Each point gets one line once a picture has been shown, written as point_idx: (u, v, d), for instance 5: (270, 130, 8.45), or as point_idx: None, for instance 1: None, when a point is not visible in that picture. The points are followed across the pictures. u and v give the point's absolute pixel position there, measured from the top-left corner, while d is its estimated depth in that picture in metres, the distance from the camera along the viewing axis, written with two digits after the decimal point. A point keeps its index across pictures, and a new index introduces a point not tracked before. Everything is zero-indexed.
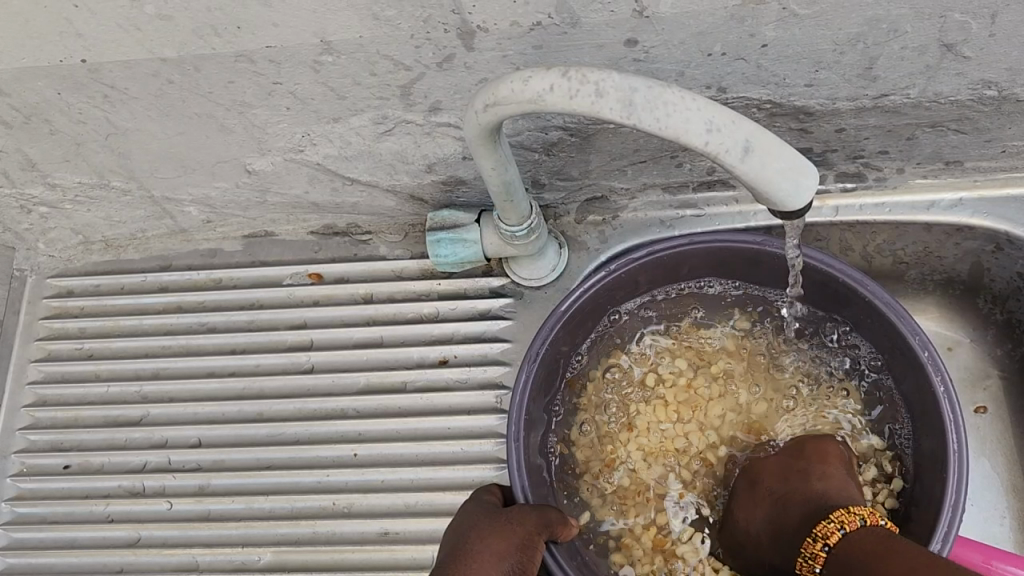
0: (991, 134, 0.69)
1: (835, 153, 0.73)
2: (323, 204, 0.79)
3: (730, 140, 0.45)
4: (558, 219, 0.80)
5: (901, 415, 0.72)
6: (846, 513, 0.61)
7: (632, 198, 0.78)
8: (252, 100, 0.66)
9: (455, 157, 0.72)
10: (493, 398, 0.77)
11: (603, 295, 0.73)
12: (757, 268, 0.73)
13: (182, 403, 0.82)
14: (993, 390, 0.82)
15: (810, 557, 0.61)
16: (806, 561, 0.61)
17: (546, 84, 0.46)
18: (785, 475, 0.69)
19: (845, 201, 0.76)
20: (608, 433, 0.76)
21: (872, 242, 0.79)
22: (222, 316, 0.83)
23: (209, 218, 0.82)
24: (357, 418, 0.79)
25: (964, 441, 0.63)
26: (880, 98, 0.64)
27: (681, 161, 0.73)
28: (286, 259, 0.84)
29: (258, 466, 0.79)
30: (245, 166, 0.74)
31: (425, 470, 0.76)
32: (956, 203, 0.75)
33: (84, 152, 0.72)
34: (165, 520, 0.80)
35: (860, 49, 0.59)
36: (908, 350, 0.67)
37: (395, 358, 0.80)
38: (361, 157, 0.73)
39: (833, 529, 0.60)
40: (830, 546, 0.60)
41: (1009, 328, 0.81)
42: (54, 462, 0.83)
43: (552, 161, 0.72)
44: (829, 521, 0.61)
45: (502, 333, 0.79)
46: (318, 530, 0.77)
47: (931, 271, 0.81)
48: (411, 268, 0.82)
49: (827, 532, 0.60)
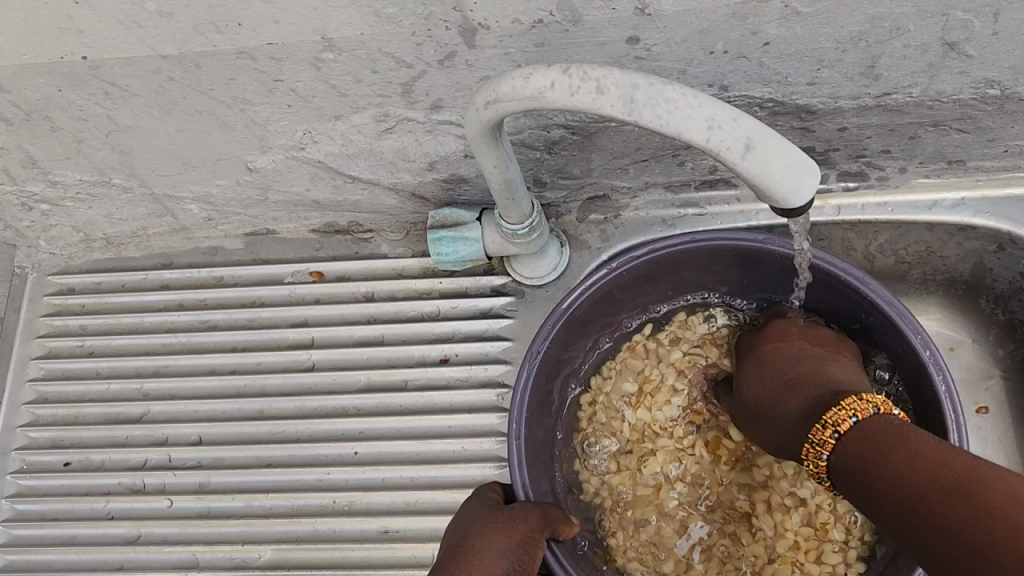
0: (994, 134, 0.69)
1: (836, 153, 0.73)
2: (323, 202, 0.79)
3: (732, 138, 0.45)
4: (559, 218, 0.80)
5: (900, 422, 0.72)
6: (858, 400, 0.59)
7: (633, 197, 0.78)
8: (253, 98, 0.66)
9: (456, 155, 0.72)
10: (494, 397, 0.77)
11: (603, 295, 0.73)
12: (759, 268, 0.73)
13: (182, 401, 0.82)
14: (995, 391, 0.82)
15: (817, 443, 0.59)
16: (812, 446, 0.59)
17: (548, 81, 0.46)
18: (792, 357, 0.67)
19: (846, 201, 0.76)
20: (609, 427, 0.77)
21: (874, 242, 0.79)
22: (223, 314, 0.83)
23: (210, 216, 0.82)
24: (357, 416, 0.79)
25: (965, 442, 0.63)
26: (882, 97, 0.64)
27: (683, 160, 0.73)
28: (287, 257, 0.84)
29: (258, 464, 0.79)
30: (246, 164, 0.74)
31: (425, 469, 0.76)
32: (959, 203, 0.75)
33: (85, 149, 0.72)
34: (165, 517, 0.80)
35: (863, 47, 0.59)
36: (909, 349, 0.67)
37: (395, 357, 0.80)
38: (362, 155, 0.72)
39: (843, 416, 0.58)
40: (839, 433, 0.57)
41: (1010, 328, 0.81)
42: (54, 460, 0.83)
43: (553, 160, 0.72)
44: (840, 408, 0.58)
45: (503, 331, 0.78)
46: (317, 528, 0.77)
47: (932, 271, 0.80)
48: (412, 266, 0.82)
49: (838, 419, 0.58)
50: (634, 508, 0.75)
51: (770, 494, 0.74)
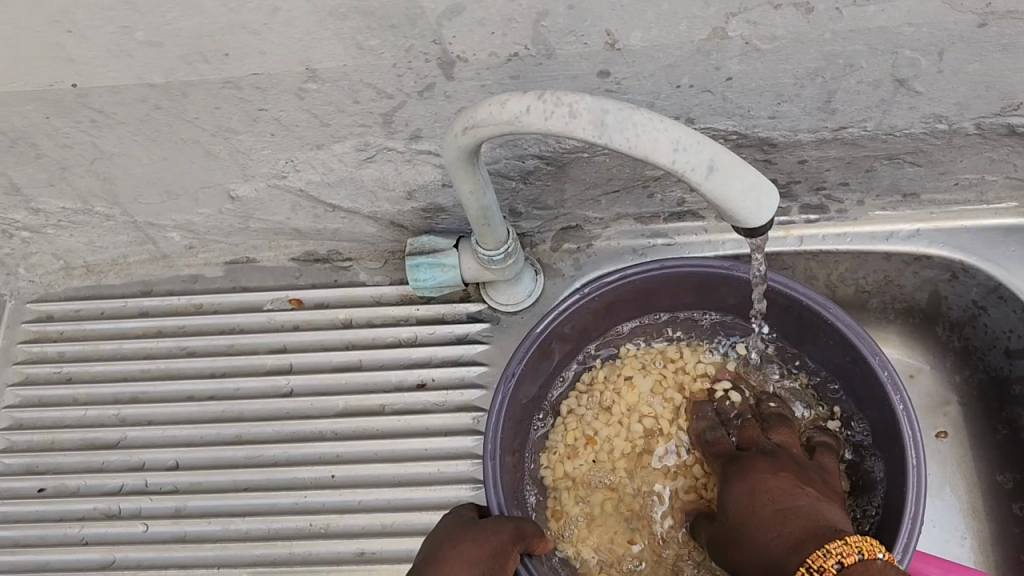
0: (944, 167, 0.73)
1: (798, 185, 0.76)
2: (304, 229, 0.81)
3: (696, 160, 0.48)
4: (534, 247, 0.83)
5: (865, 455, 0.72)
6: (842, 542, 0.51)
7: (605, 227, 0.81)
8: (237, 127, 0.68)
9: (434, 184, 0.74)
10: (469, 420, 0.78)
11: (576, 319, 0.74)
12: (725, 296, 0.75)
13: (158, 426, 0.82)
14: (953, 416, 0.84)
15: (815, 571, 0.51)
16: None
17: (523, 107, 0.49)
18: (790, 488, 0.61)
19: (809, 231, 0.80)
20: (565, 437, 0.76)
21: (835, 271, 0.82)
22: (202, 340, 0.84)
23: (191, 244, 0.84)
24: (335, 440, 0.79)
25: (921, 456, 0.65)
26: (839, 130, 0.68)
27: (653, 192, 0.77)
28: (267, 284, 0.85)
29: (235, 488, 0.79)
30: (228, 192, 0.77)
31: (401, 492, 0.76)
32: (914, 234, 0.78)
33: (69, 176, 0.74)
34: (141, 542, 0.78)
35: (819, 82, 0.62)
36: (867, 370, 0.69)
37: (373, 382, 0.81)
38: (343, 183, 0.75)
39: (851, 550, 0.50)
40: (844, 566, 0.50)
41: (965, 355, 0.84)
42: (26, 486, 0.81)
43: (529, 190, 0.75)
44: (844, 543, 0.51)
45: (480, 356, 0.80)
46: (294, 551, 0.76)
47: (892, 299, 0.84)
48: (390, 294, 0.83)
49: (843, 551, 0.51)
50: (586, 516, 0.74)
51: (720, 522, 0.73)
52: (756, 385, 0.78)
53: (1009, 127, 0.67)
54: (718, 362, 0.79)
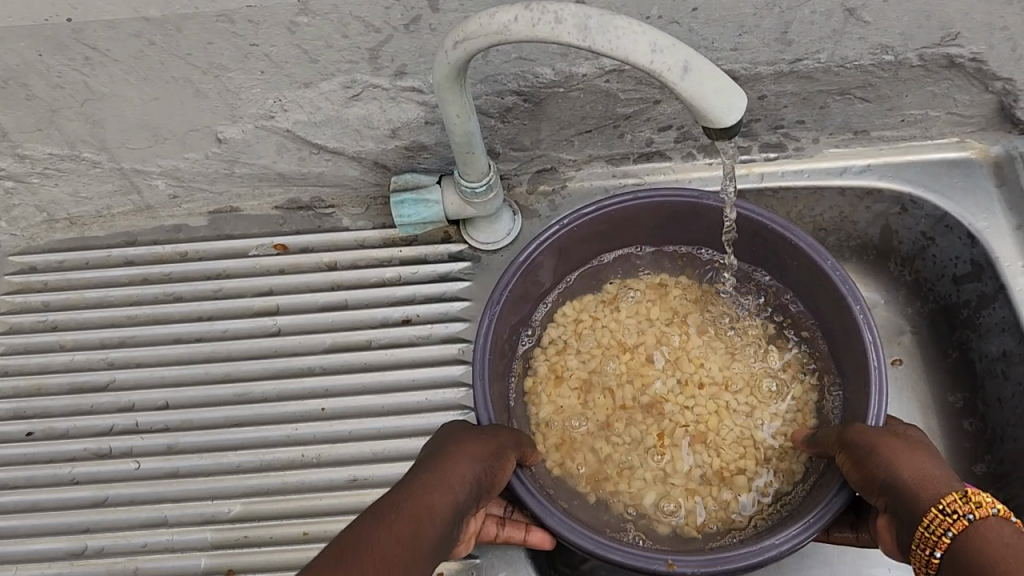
0: (891, 103, 0.79)
1: (758, 123, 0.82)
2: (289, 174, 0.84)
3: (671, 60, 0.52)
4: (511, 190, 0.87)
5: (832, 371, 0.76)
6: (960, 497, 0.49)
7: (578, 169, 0.86)
8: (228, 63, 0.71)
9: (417, 122, 0.77)
10: (454, 351, 0.81)
11: (555, 249, 0.77)
12: (697, 225, 0.79)
13: (147, 368, 0.84)
14: (906, 345, 0.89)
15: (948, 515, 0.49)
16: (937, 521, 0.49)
17: (511, 17, 0.53)
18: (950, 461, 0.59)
19: (769, 168, 0.85)
20: (551, 365, 0.80)
21: (795, 209, 0.87)
22: (188, 286, 0.86)
23: (175, 193, 0.87)
24: (323, 374, 0.81)
25: (883, 360, 0.68)
26: (796, 62, 0.73)
27: (623, 131, 0.81)
28: (251, 232, 0.88)
29: (226, 423, 0.81)
30: (216, 135, 0.79)
31: (391, 419, 0.79)
32: (865, 169, 0.84)
33: (58, 120, 0.76)
34: (133, 479, 0.80)
35: (777, 13, 0.68)
36: (830, 285, 0.72)
37: (359, 319, 0.83)
38: (329, 123, 0.78)
39: (963, 508, 0.48)
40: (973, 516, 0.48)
41: (917, 288, 0.88)
42: (15, 430, 0.83)
43: (506, 129, 0.79)
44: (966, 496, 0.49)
45: (461, 292, 0.84)
46: (286, 480, 0.78)
47: (846, 237, 0.89)
48: (373, 237, 0.87)
49: (957, 508, 0.48)
50: (573, 438, 0.77)
51: (698, 434, 0.76)
52: (730, 311, 0.82)
53: (948, 58, 0.73)
54: (692, 294, 0.83)
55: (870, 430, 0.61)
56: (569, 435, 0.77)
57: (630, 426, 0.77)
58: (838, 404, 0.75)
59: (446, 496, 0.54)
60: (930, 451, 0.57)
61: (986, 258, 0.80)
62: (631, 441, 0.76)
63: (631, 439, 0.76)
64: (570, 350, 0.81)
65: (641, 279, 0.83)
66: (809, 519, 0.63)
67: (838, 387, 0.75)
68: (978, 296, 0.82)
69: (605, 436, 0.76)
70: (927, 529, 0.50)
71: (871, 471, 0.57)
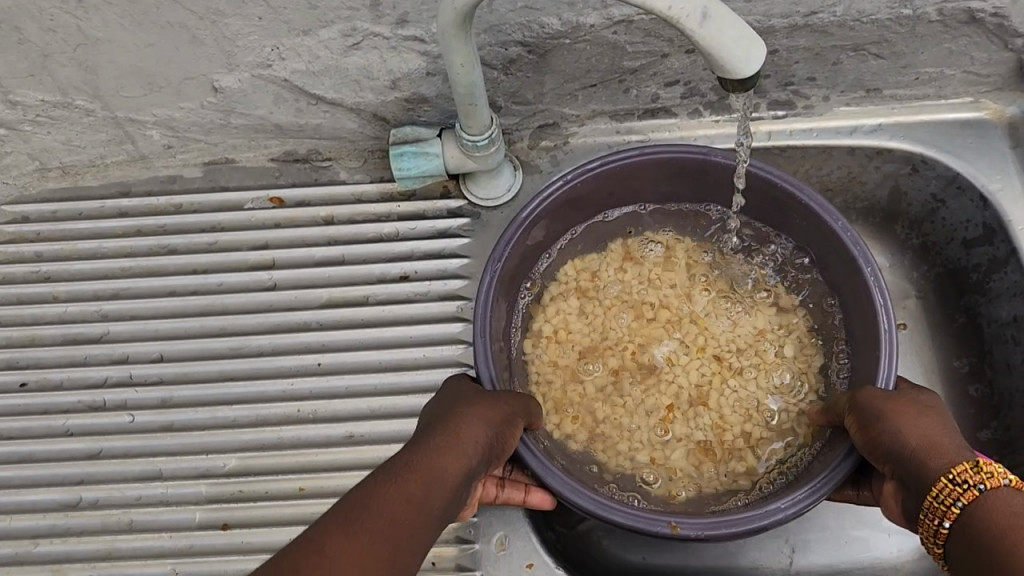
0: (906, 60, 0.77)
1: (768, 79, 0.80)
2: (286, 125, 0.82)
3: (690, 6, 0.50)
4: (512, 145, 0.85)
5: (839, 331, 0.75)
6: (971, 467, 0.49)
7: (581, 125, 0.84)
8: (225, 8, 0.68)
9: (419, 72, 0.75)
10: (453, 308, 0.80)
11: (559, 206, 0.75)
12: (703, 182, 0.77)
13: (141, 321, 0.82)
14: (911, 309, 0.88)
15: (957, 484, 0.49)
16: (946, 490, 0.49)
17: None
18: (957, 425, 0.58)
19: (776, 127, 0.83)
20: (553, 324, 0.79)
21: (802, 169, 0.86)
22: (183, 238, 0.85)
23: (169, 143, 0.85)
24: (320, 329, 0.80)
25: (893, 322, 0.66)
26: (811, 15, 0.70)
27: (629, 86, 0.79)
28: (247, 184, 0.86)
29: (221, 377, 0.80)
30: (212, 84, 0.77)
31: (388, 376, 0.78)
32: (877, 129, 0.82)
33: (50, 65, 0.74)
34: (127, 432, 0.79)
35: None
36: (840, 246, 0.70)
37: (356, 274, 0.82)
38: (328, 72, 0.75)
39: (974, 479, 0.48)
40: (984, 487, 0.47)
41: (924, 252, 0.87)
42: (8, 381, 0.82)
43: (509, 82, 0.77)
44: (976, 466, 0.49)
45: (461, 249, 0.82)
46: (282, 435, 0.78)
47: (854, 199, 0.88)
48: (371, 191, 0.85)
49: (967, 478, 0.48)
50: (575, 398, 0.76)
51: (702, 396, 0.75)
52: (736, 270, 0.81)
53: (968, 13, 0.71)
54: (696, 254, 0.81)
55: (878, 392, 0.60)
56: (571, 395, 0.76)
57: (633, 386, 0.76)
58: (845, 365, 0.74)
59: (459, 461, 0.53)
60: (937, 415, 0.57)
61: (998, 222, 0.79)
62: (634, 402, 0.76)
63: (634, 400, 0.75)
64: (573, 310, 0.79)
65: (646, 238, 0.82)
66: (815, 484, 0.62)
67: (845, 348, 0.74)
68: (988, 261, 0.80)
69: (608, 397, 0.76)
70: (936, 498, 0.49)
71: (876, 436, 0.56)
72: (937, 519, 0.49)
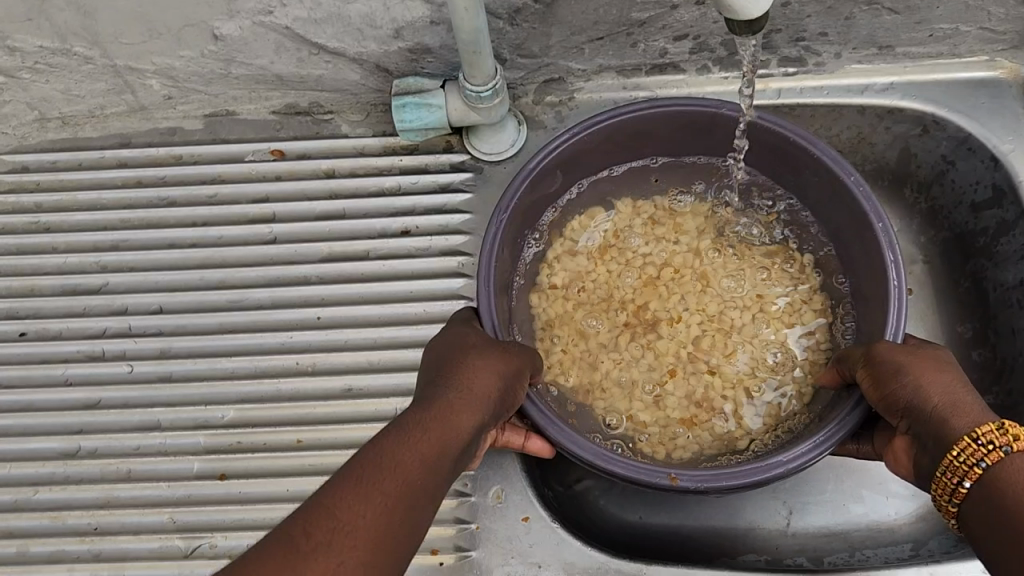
0: (921, 15, 0.75)
1: (779, 34, 0.78)
2: (286, 76, 0.81)
3: None
4: (516, 100, 0.84)
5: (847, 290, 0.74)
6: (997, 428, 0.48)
7: (587, 80, 0.83)
8: None
9: (422, 21, 0.73)
10: (454, 263, 0.79)
11: (565, 158, 0.74)
12: (713, 136, 0.75)
13: (140, 272, 0.82)
14: (917, 275, 0.86)
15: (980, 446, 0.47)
16: (967, 451, 0.48)
17: None
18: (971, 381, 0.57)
19: (788, 85, 0.82)
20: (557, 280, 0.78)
21: (811, 128, 0.84)
22: (183, 190, 0.84)
23: (170, 93, 0.83)
24: (320, 283, 0.80)
25: (903, 278, 0.65)
26: None
27: (636, 40, 0.78)
28: (247, 137, 0.85)
29: (220, 329, 0.79)
30: (211, 31, 0.75)
31: (388, 330, 0.77)
32: (889, 87, 0.81)
33: (48, 10, 0.72)
34: (126, 382, 0.78)
35: None
36: (853, 202, 0.68)
37: (357, 229, 0.81)
38: (330, 20, 0.74)
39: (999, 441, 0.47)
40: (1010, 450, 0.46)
41: (931, 216, 0.85)
42: (8, 330, 0.81)
43: (514, 33, 0.75)
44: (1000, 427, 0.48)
45: (462, 205, 0.81)
46: (281, 388, 0.77)
47: (863, 160, 0.86)
48: (373, 145, 0.84)
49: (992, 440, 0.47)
50: (578, 354, 0.75)
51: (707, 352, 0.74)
52: (745, 228, 0.80)
53: None
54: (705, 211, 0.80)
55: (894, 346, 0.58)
56: (574, 351, 0.75)
57: (638, 343, 0.75)
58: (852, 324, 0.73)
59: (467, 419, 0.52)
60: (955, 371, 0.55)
61: (1009, 184, 0.77)
62: (638, 358, 0.75)
63: (638, 356, 0.75)
64: (577, 266, 0.79)
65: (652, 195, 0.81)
66: (817, 439, 0.61)
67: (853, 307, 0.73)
68: (997, 224, 0.79)
69: (611, 353, 0.75)
70: (956, 458, 0.48)
71: (893, 395, 0.55)
72: (955, 478, 0.48)
